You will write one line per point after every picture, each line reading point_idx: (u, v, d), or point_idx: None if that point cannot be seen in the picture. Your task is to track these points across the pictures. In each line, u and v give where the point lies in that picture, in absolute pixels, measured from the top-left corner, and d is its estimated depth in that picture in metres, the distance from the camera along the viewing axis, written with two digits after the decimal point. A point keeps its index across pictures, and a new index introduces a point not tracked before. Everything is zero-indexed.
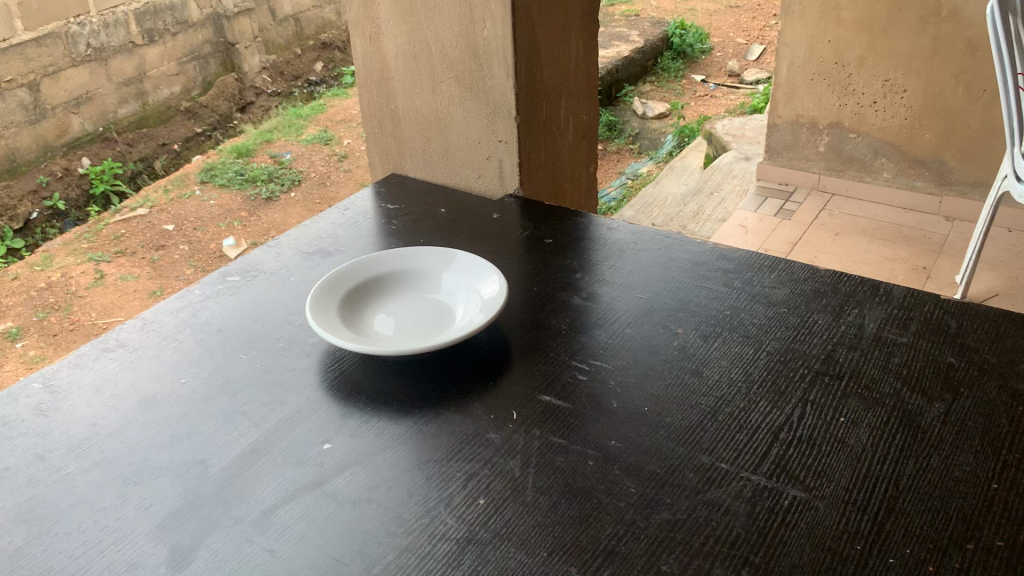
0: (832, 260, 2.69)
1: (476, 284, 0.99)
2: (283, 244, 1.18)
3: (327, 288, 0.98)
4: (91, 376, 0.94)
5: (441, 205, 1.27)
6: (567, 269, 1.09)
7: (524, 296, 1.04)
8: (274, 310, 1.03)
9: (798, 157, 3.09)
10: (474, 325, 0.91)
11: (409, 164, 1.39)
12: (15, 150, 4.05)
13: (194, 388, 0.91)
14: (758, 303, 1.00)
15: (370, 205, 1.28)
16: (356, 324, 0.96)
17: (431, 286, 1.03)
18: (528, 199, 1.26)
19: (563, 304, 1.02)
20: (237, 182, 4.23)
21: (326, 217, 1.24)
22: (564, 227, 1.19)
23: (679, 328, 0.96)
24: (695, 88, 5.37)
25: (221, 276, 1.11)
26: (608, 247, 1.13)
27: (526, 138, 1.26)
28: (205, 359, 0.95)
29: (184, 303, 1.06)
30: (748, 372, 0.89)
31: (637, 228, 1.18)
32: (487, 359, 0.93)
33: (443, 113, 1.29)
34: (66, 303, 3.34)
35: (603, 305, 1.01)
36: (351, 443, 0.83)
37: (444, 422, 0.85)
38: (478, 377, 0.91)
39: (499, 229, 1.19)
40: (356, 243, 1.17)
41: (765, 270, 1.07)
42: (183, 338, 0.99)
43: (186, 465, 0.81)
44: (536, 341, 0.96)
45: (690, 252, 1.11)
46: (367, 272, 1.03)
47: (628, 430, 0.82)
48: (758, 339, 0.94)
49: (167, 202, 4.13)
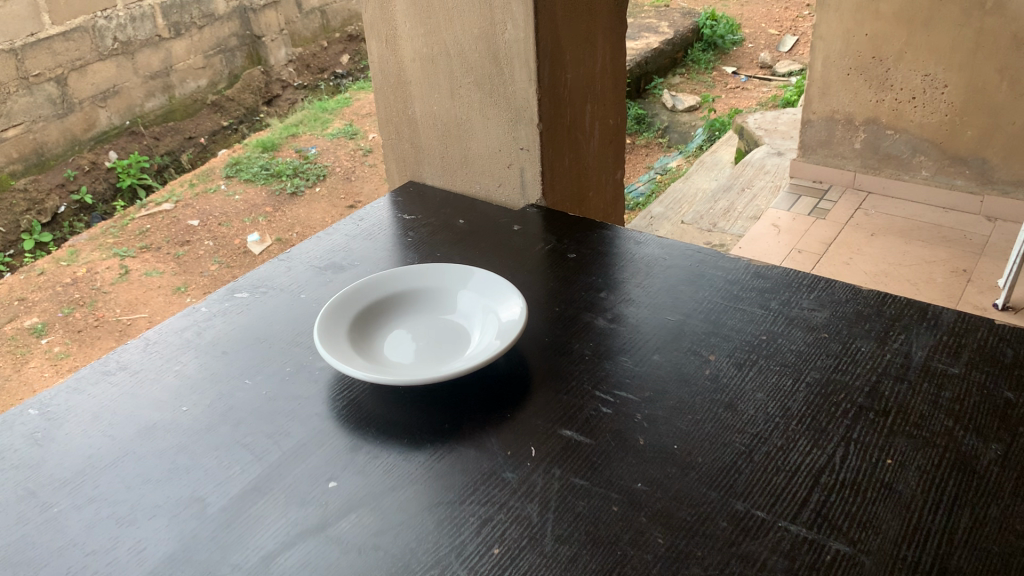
0: (868, 261, 2.59)
1: (495, 304, 0.93)
2: (294, 258, 1.13)
3: (337, 310, 0.93)
4: (89, 402, 0.89)
5: (459, 215, 1.21)
6: (591, 287, 1.02)
7: (545, 315, 0.98)
8: (283, 330, 0.98)
9: (833, 154, 2.99)
10: (489, 352, 0.85)
11: (426, 171, 1.33)
12: (43, 145, 4.08)
13: (196, 416, 0.86)
14: (797, 327, 0.94)
15: (386, 214, 1.22)
16: (367, 349, 0.90)
17: (448, 306, 0.97)
18: (551, 209, 1.20)
19: (587, 326, 0.96)
20: (262, 177, 4.20)
21: (339, 228, 1.19)
22: (588, 240, 1.12)
23: (711, 355, 0.90)
24: (725, 80, 5.26)
25: (229, 292, 1.06)
26: (636, 262, 1.07)
27: (549, 146, 1.20)
28: (209, 384, 0.90)
29: (191, 321, 1.01)
30: (785, 407, 0.83)
31: (666, 242, 1.11)
32: (505, 387, 0.88)
33: (462, 119, 1.23)
34: (91, 298, 3.34)
35: (629, 328, 0.95)
36: (358, 481, 0.78)
37: (459, 458, 0.79)
38: (495, 408, 0.85)
39: (520, 243, 1.13)
40: (369, 257, 1.12)
41: (804, 289, 1.00)
42: (187, 361, 0.94)
43: (183, 504, 0.76)
44: (556, 369, 0.90)
45: (723, 269, 1.04)
46: (379, 292, 0.97)
47: (655, 471, 0.76)
48: (797, 368, 0.88)
49: (193, 197, 4.12)
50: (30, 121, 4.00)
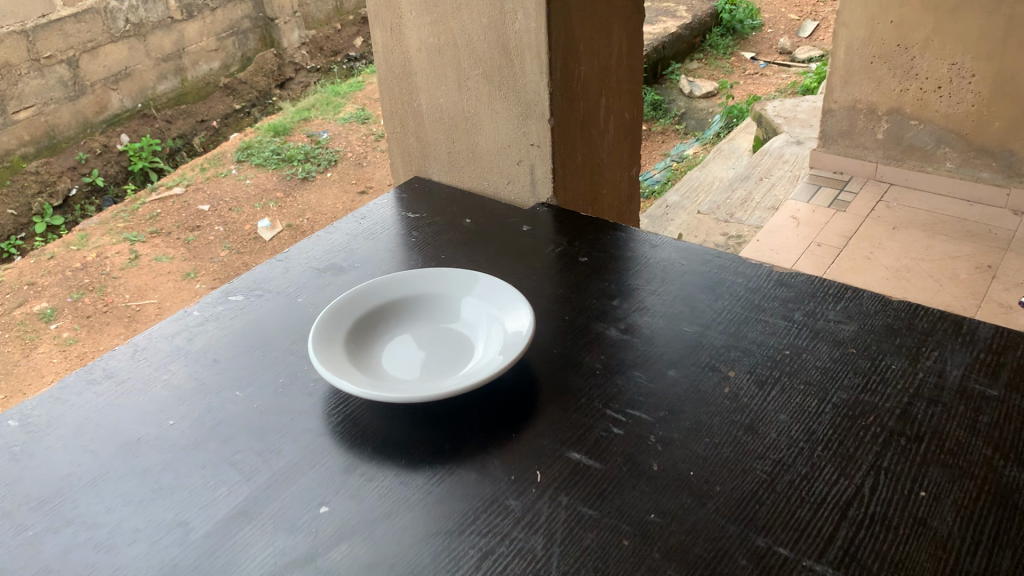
0: (889, 255, 2.52)
1: (500, 312, 0.88)
2: (291, 258, 1.08)
3: (333, 317, 0.88)
4: (71, 413, 0.85)
5: (466, 214, 1.16)
6: (603, 294, 0.97)
7: (553, 324, 0.93)
8: (278, 336, 0.93)
9: (854, 144, 2.91)
10: (493, 366, 0.80)
11: (432, 167, 1.28)
12: (54, 127, 4.06)
13: (183, 431, 0.81)
14: (823, 342, 0.88)
15: (390, 212, 1.17)
16: (364, 361, 0.85)
17: (451, 313, 0.92)
18: (562, 209, 1.14)
19: (599, 336, 0.90)
20: (273, 162, 4.15)
21: (340, 226, 1.14)
22: (601, 242, 1.07)
23: (731, 371, 0.85)
24: (744, 66, 5.16)
25: (223, 295, 1.01)
26: (652, 267, 1.01)
27: (561, 142, 1.14)
28: (199, 395, 0.86)
29: (182, 326, 0.96)
30: (809, 430, 0.78)
31: (682, 245, 1.06)
32: (511, 403, 0.82)
33: (470, 112, 1.17)
34: (101, 284, 3.30)
35: (643, 339, 0.89)
36: (352, 506, 0.73)
37: (460, 481, 0.75)
38: (499, 426, 0.80)
39: (530, 245, 1.07)
40: (370, 258, 1.06)
41: (830, 299, 0.94)
42: (177, 369, 0.89)
43: (165, 528, 0.71)
44: (565, 384, 0.84)
45: (743, 277, 0.98)
46: (378, 299, 0.92)
47: (670, 501, 0.71)
48: (822, 388, 0.82)
49: (203, 180, 4.07)
50: (41, 104, 3.98)
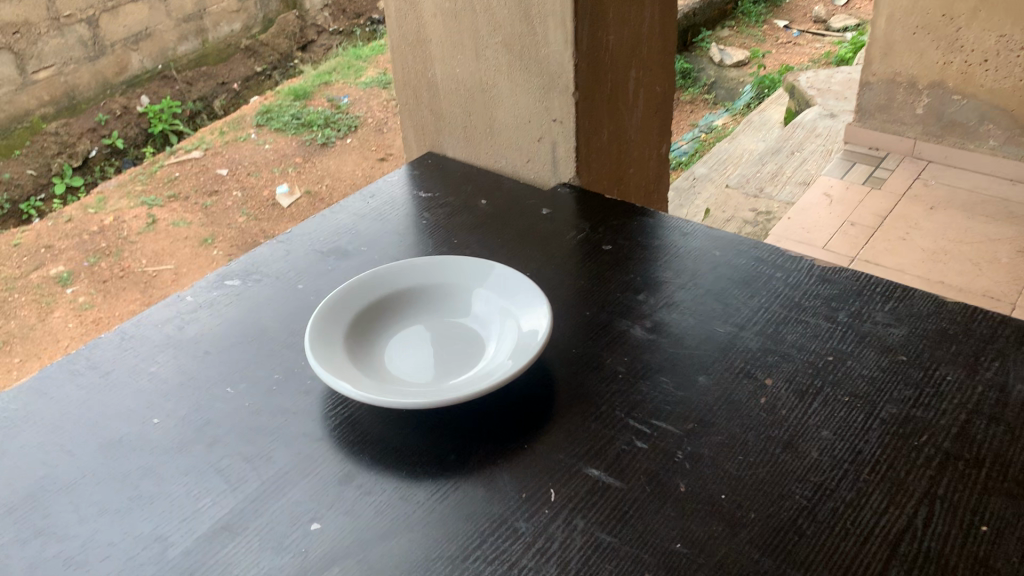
0: (926, 237, 2.41)
1: (515, 306, 0.80)
2: (293, 239, 1.00)
3: (331, 310, 0.81)
4: (50, 408, 0.79)
5: (482, 195, 1.08)
6: (628, 287, 0.89)
7: (571, 321, 0.85)
8: (275, 326, 0.87)
9: (892, 119, 2.78)
10: (504, 368, 0.72)
11: (447, 142, 1.20)
12: (74, 88, 3.99)
13: (168, 432, 0.75)
14: (871, 348, 0.80)
15: (401, 191, 1.10)
16: (365, 359, 0.78)
17: (461, 306, 0.85)
18: (586, 192, 1.06)
19: (621, 335, 0.82)
20: (293, 127, 4.06)
21: (347, 206, 1.07)
22: (627, 229, 0.99)
23: (768, 378, 0.77)
24: (777, 35, 4.99)
25: (218, 279, 0.95)
26: (682, 258, 0.93)
27: (587, 118, 1.05)
28: (188, 392, 0.79)
29: (173, 312, 0.90)
30: (854, 450, 0.70)
31: (715, 234, 0.97)
32: (524, 409, 0.75)
33: (488, 84, 1.09)
34: (118, 248, 3.25)
35: (670, 339, 0.82)
36: (346, 525, 0.66)
37: (464, 497, 0.68)
38: (511, 435, 0.73)
39: (550, 230, 0.99)
40: (377, 241, 0.99)
41: (877, 299, 0.86)
42: (165, 361, 0.83)
43: (143, 543, 0.65)
44: (584, 388, 0.77)
45: (781, 271, 0.90)
46: (382, 291, 0.85)
47: (697, 528, 0.63)
48: (870, 401, 0.74)
49: (222, 144, 4.00)
50: (61, 63, 3.90)
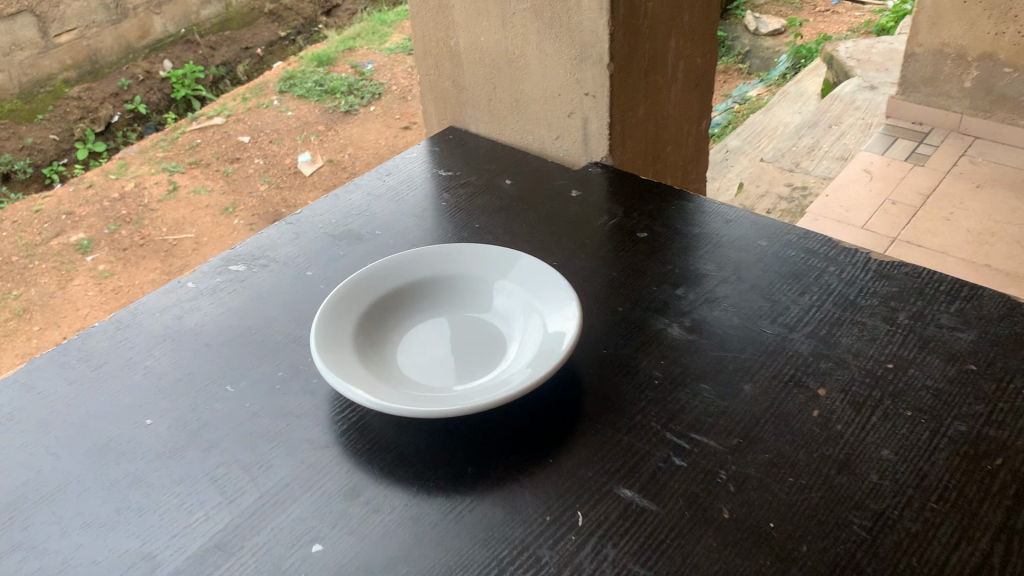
0: (971, 217, 2.30)
1: (539, 300, 0.73)
2: (303, 221, 0.94)
3: (337, 304, 0.73)
4: (36, 404, 0.73)
5: (506, 175, 1.01)
6: (666, 281, 0.81)
7: (602, 316, 0.77)
8: (281, 317, 0.80)
9: (938, 92, 2.64)
10: (527, 372, 0.65)
11: (471, 117, 1.12)
12: (96, 52, 3.94)
13: (161, 436, 0.69)
14: (936, 355, 0.71)
15: (420, 171, 1.03)
16: (375, 358, 0.71)
17: (479, 301, 0.78)
18: (620, 173, 0.98)
19: (657, 335, 0.75)
20: (316, 93, 3.97)
21: (362, 186, 1.00)
22: (663, 215, 0.91)
23: (821, 389, 0.69)
24: (815, 2, 4.81)
25: (222, 262, 0.88)
26: (724, 248, 0.85)
27: (621, 92, 0.97)
28: (184, 389, 0.73)
29: (172, 299, 0.84)
30: (919, 474, 0.62)
31: (760, 222, 0.89)
32: (549, 418, 0.68)
33: (515, 55, 1.01)
34: (139, 216, 3.20)
35: (712, 341, 0.74)
36: (350, 547, 0.59)
37: (481, 517, 0.61)
38: (535, 447, 0.66)
39: (579, 215, 0.92)
40: (393, 225, 0.92)
41: (941, 298, 0.77)
42: (161, 355, 0.77)
43: (128, 562, 0.59)
44: (616, 394, 0.70)
45: (834, 267, 0.82)
46: (396, 280, 0.78)
47: (742, 564, 0.56)
48: (937, 416, 0.66)
49: (244, 111, 3.92)
50: (83, 27, 3.85)
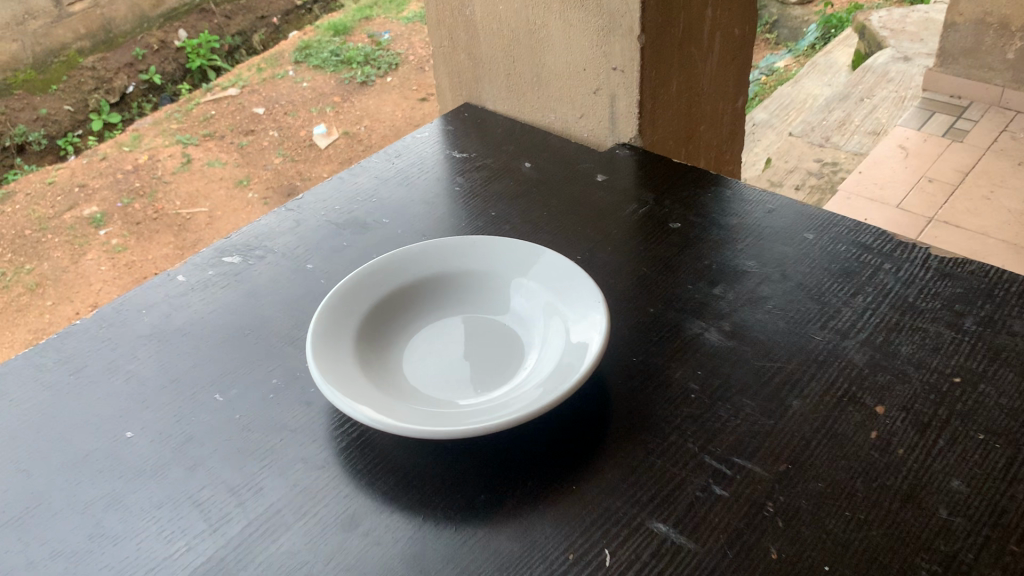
0: (1013, 196, 2.19)
1: (561, 301, 0.66)
2: (304, 208, 0.87)
3: (337, 303, 0.66)
4: (8, 413, 0.66)
5: (525, 157, 0.93)
6: (703, 278, 0.73)
7: (631, 319, 0.70)
8: (278, 315, 0.73)
9: (978, 64, 2.52)
10: (547, 387, 0.58)
11: (487, 92, 1.04)
12: (110, 21, 3.83)
13: (141, 451, 0.62)
14: (1010, 367, 0.63)
15: (432, 153, 0.95)
16: (378, 366, 0.64)
17: (495, 300, 0.70)
18: (650, 157, 0.90)
19: (693, 341, 0.67)
20: (332, 64, 3.87)
21: (369, 170, 0.93)
22: (698, 203, 0.83)
23: (879, 407, 0.61)
24: None
25: (217, 253, 0.81)
26: (767, 241, 0.77)
27: (653, 66, 0.88)
28: (171, 397, 0.66)
29: (160, 296, 0.77)
30: (997, 510, 0.54)
31: (806, 212, 0.81)
32: (573, 437, 0.61)
33: (537, 25, 0.92)
34: (152, 188, 3.11)
35: (754, 348, 0.66)
36: None
37: (494, 553, 0.54)
38: (556, 470, 0.58)
39: (605, 203, 0.84)
40: (402, 213, 0.85)
41: (1013, 301, 0.69)
42: (145, 359, 0.70)
43: None
44: (647, 410, 0.62)
45: (890, 264, 0.73)
46: (403, 278, 0.70)
47: None
48: (1014, 441, 0.58)
49: (259, 82, 3.81)
50: None
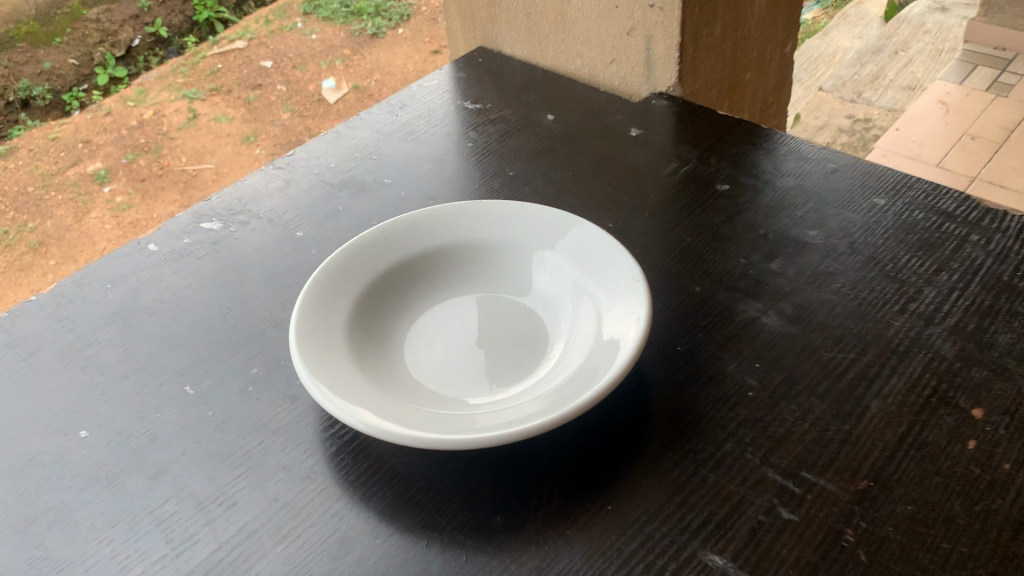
0: None
1: (592, 280, 0.55)
2: (297, 166, 0.77)
3: (328, 279, 0.56)
4: None
5: (548, 109, 0.82)
6: (757, 253, 0.62)
7: (675, 302, 0.59)
8: (260, 287, 0.63)
9: None
10: (577, 386, 0.47)
11: (504, 35, 0.92)
12: None
13: (96, 455, 0.53)
14: None
15: (441, 104, 0.84)
16: (376, 358, 0.54)
17: (513, 277, 0.60)
18: (690, 110, 0.79)
19: (748, 327, 0.57)
20: (343, 15, 3.25)
21: (371, 120, 0.83)
22: (749, 162, 0.72)
23: (975, 410, 0.51)
24: None
25: (195, 218, 0.72)
26: (831, 207, 0.66)
27: (695, 5, 0.76)
28: (133, 390, 0.57)
29: (128, 270, 0.67)
30: None
31: (874, 173, 0.69)
32: (608, 443, 0.51)
33: None
34: (158, 143, 2.55)
35: (821, 337, 0.56)
36: None
37: None
38: (587, 485, 0.49)
39: (640, 162, 0.73)
40: (407, 171, 0.75)
41: None
42: (108, 343, 0.61)
43: None
44: (696, 411, 0.52)
45: (979, 236, 0.62)
46: (406, 252, 0.60)
47: None
48: None
49: (266, 34, 3.12)
50: None
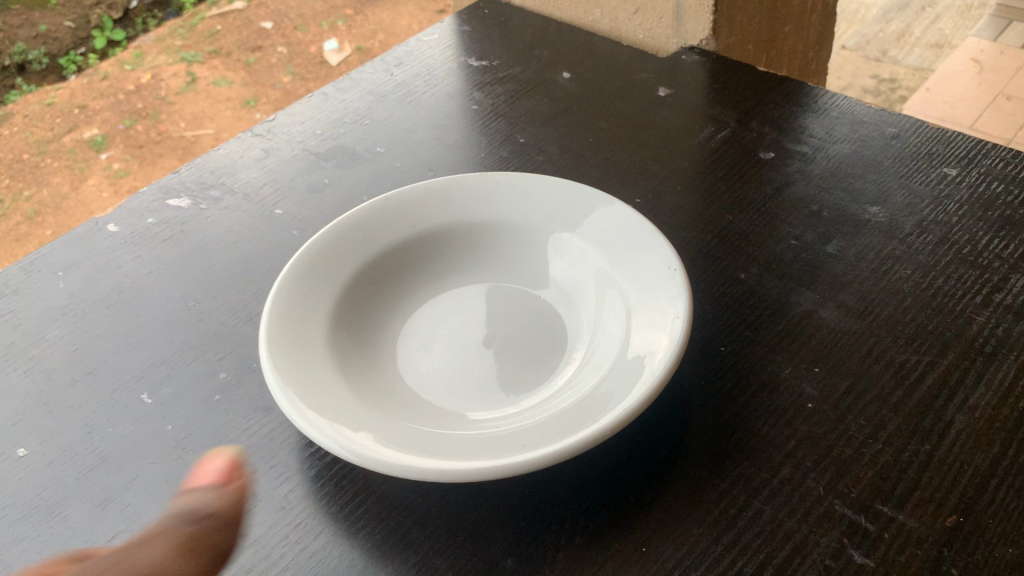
0: None
1: (619, 270, 0.47)
2: (277, 132, 0.68)
3: (308, 267, 0.47)
4: None
5: (563, 65, 0.73)
6: (810, 237, 0.54)
7: (715, 295, 0.51)
8: (231, 272, 0.55)
9: None
10: (602, 404, 0.39)
11: None
12: None
13: (35, 477, 0.45)
14: None
15: (442, 61, 0.75)
16: (364, 365, 0.46)
17: (527, 266, 0.52)
18: (727, 69, 0.69)
19: (803, 324, 0.48)
20: None
21: (363, 77, 0.74)
22: (794, 127, 0.63)
23: None
24: None
25: (162, 192, 0.63)
26: (894, 180, 0.57)
27: None
28: (83, 399, 0.49)
29: (83, 256, 0.58)
30: None
31: (943, 139, 0.60)
32: (639, 466, 0.42)
33: None
34: (155, 108, 1.99)
35: (890, 336, 0.47)
36: None
37: None
38: (614, 521, 0.40)
39: (668, 126, 0.64)
40: (405, 139, 0.66)
41: None
42: (57, 342, 0.52)
43: None
44: (744, 427, 0.43)
45: None
46: (401, 235, 0.51)
47: None
48: None
49: None
50: None
